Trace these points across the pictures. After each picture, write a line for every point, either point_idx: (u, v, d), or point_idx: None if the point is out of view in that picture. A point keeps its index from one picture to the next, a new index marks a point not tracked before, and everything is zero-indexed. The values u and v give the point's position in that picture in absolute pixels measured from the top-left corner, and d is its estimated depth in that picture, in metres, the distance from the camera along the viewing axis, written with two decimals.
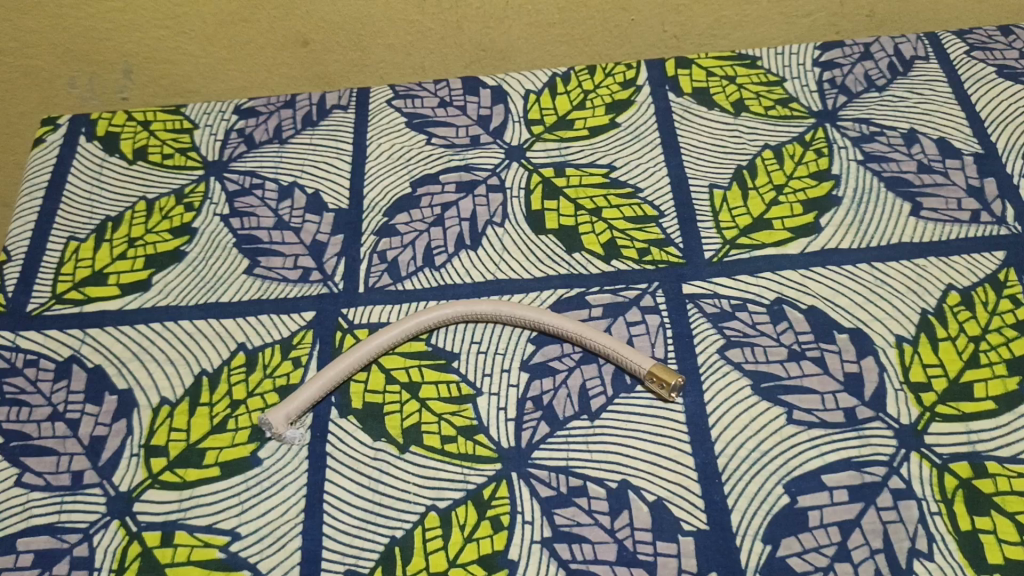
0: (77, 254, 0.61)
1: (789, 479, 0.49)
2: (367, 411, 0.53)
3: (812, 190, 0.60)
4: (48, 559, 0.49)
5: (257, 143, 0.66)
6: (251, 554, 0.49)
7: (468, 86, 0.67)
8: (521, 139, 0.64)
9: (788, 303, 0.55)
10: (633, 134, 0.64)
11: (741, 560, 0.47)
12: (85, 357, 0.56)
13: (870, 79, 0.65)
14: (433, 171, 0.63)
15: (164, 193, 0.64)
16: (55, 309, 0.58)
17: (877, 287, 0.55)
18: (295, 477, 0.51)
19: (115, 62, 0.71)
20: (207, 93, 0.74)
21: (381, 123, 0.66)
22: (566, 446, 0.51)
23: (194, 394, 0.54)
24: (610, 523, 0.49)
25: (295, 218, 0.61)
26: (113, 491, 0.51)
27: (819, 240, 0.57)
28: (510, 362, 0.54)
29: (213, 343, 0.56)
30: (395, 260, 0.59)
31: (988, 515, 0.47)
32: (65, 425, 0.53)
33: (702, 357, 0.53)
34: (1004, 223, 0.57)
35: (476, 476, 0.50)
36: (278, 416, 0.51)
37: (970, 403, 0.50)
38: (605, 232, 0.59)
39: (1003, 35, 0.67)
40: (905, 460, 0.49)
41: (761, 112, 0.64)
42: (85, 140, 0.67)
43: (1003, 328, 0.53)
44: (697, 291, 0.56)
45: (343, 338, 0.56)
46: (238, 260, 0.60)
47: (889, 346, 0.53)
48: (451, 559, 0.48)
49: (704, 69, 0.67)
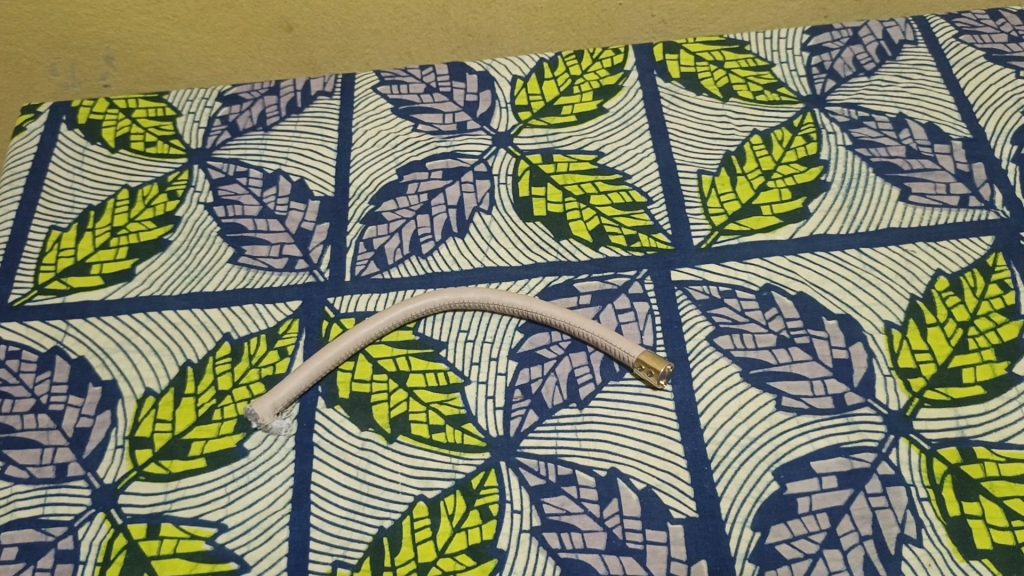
0: (58, 243, 0.60)
1: (778, 466, 0.49)
2: (355, 401, 0.52)
3: (801, 174, 0.59)
4: (32, 553, 0.49)
5: (241, 131, 0.65)
6: (237, 546, 0.48)
7: (455, 72, 0.67)
8: (508, 125, 0.64)
9: (777, 290, 0.55)
10: (621, 120, 0.63)
11: (731, 547, 0.47)
12: (68, 348, 0.55)
13: (859, 64, 0.65)
14: (419, 158, 0.62)
15: (147, 181, 0.63)
16: (37, 299, 0.58)
17: (865, 272, 0.55)
18: (282, 467, 0.51)
19: (96, 48, 0.70)
20: (190, 79, 0.73)
21: (367, 110, 0.65)
22: (555, 435, 0.51)
23: (180, 385, 0.54)
24: (600, 511, 0.48)
25: (280, 207, 0.61)
26: (98, 483, 0.50)
27: (808, 225, 0.57)
28: (498, 351, 0.54)
29: (198, 333, 0.55)
30: (382, 248, 0.58)
31: (977, 500, 0.47)
32: (48, 417, 0.53)
33: (691, 343, 0.53)
34: (992, 208, 0.57)
35: (465, 466, 0.50)
36: (265, 407, 0.50)
37: (959, 389, 0.50)
38: (593, 218, 0.58)
39: (992, 18, 0.67)
40: (893, 446, 0.49)
41: (749, 97, 0.64)
42: (66, 128, 0.66)
43: (992, 313, 0.53)
44: (686, 278, 0.56)
45: (329, 327, 0.55)
46: (222, 249, 0.59)
47: (879, 332, 0.53)
48: (440, 549, 0.48)
49: (692, 53, 0.66)
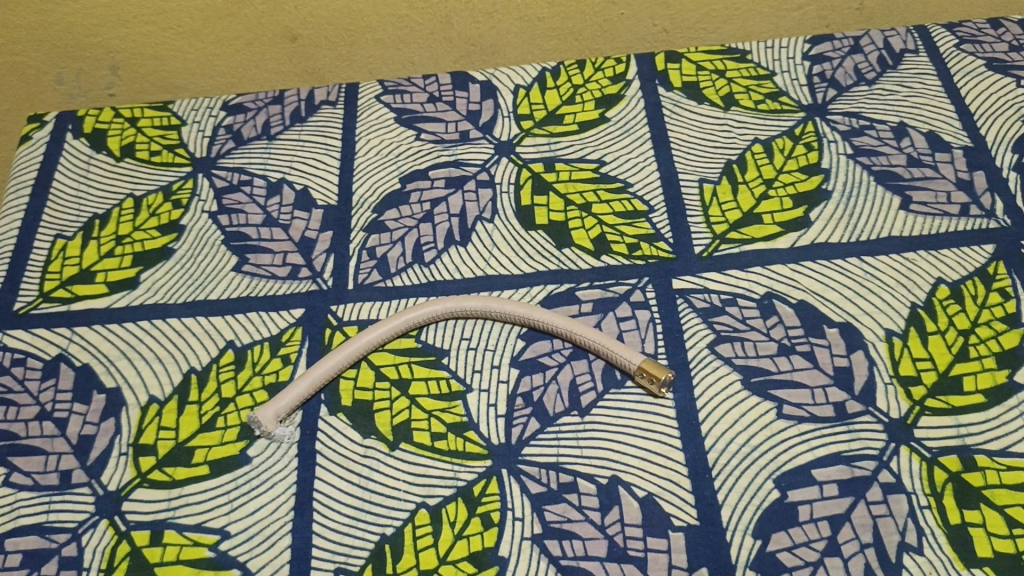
0: (64, 252, 0.61)
1: (779, 474, 0.49)
2: (357, 408, 0.53)
3: (802, 183, 0.60)
4: (37, 559, 0.49)
5: (245, 140, 0.66)
6: (240, 553, 0.49)
7: (458, 82, 0.67)
8: (510, 134, 0.64)
9: (778, 298, 0.55)
10: (622, 129, 0.64)
11: (731, 555, 0.47)
12: (73, 356, 0.56)
13: (860, 73, 0.65)
14: (422, 167, 0.63)
15: (152, 190, 0.63)
16: (42, 307, 0.58)
17: (866, 280, 0.55)
18: (284, 474, 0.51)
19: (102, 58, 0.71)
20: (195, 88, 0.73)
21: (370, 119, 0.66)
22: (556, 442, 0.51)
23: (183, 392, 0.54)
24: (601, 519, 0.49)
25: (283, 215, 0.61)
26: (102, 490, 0.51)
27: (809, 234, 0.57)
28: (500, 359, 0.54)
29: (202, 341, 0.56)
30: (384, 256, 0.59)
31: (978, 508, 0.47)
32: (53, 424, 0.53)
33: (692, 352, 0.53)
34: (993, 217, 0.57)
35: (466, 473, 0.50)
36: (267, 414, 0.51)
37: (959, 397, 0.51)
38: (594, 227, 0.59)
39: (992, 28, 0.67)
40: (894, 454, 0.49)
41: (751, 106, 0.64)
42: (72, 137, 0.67)
43: (992, 321, 0.53)
44: (687, 286, 0.56)
45: (332, 335, 0.55)
46: (226, 257, 0.59)
47: (879, 340, 0.53)
48: (442, 556, 0.48)
49: (693, 63, 0.67)
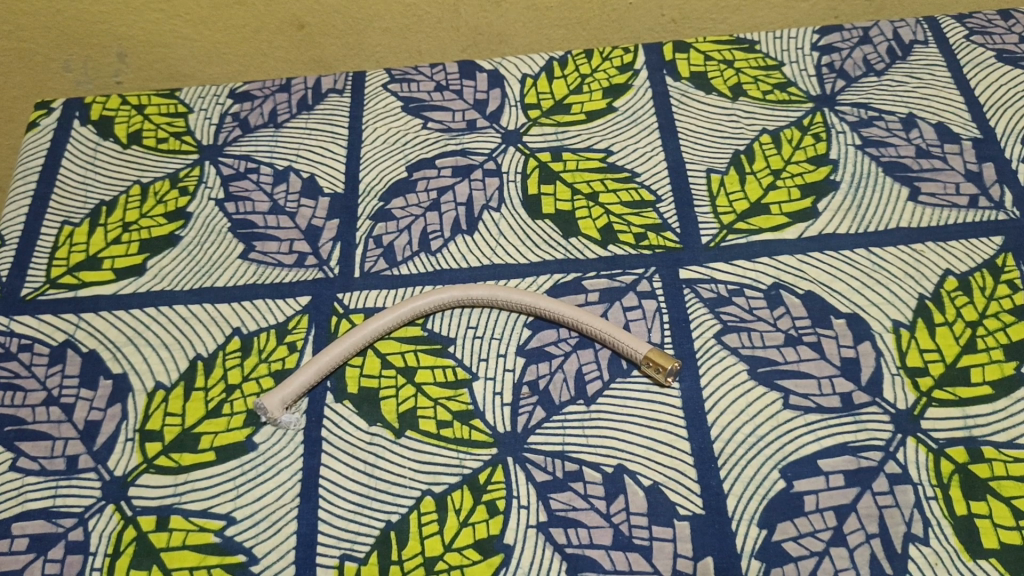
0: (71, 238, 0.61)
1: (785, 463, 0.49)
2: (363, 396, 0.53)
3: (810, 173, 0.59)
4: (43, 543, 0.49)
5: (252, 128, 0.65)
6: (246, 538, 0.49)
7: (465, 70, 0.67)
8: (518, 123, 0.64)
9: (785, 288, 0.55)
10: (630, 118, 0.63)
11: (737, 544, 0.47)
12: (80, 342, 0.56)
13: (869, 64, 0.65)
14: (429, 156, 0.63)
15: (159, 176, 0.63)
16: (50, 293, 0.58)
17: (874, 271, 0.55)
18: (291, 461, 0.51)
19: (109, 45, 0.71)
20: (202, 76, 0.73)
21: (377, 107, 0.66)
22: (562, 431, 0.51)
23: (190, 378, 0.54)
24: (606, 508, 0.49)
25: (290, 203, 0.61)
26: (108, 475, 0.51)
27: (817, 224, 0.57)
28: (506, 347, 0.54)
29: (208, 327, 0.56)
30: (391, 244, 0.59)
31: (985, 499, 0.47)
32: (60, 410, 0.53)
33: (699, 341, 0.53)
34: (1002, 209, 0.57)
35: (472, 461, 0.50)
36: (274, 401, 0.51)
37: (967, 389, 0.50)
38: (601, 217, 0.58)
39: (1003, 19, 0.66)
40: (901, 445, 0.49)
41: (759, 97, 0.64)
42: (79, 124, 0.67)
43: (1001, 313, 0.53)
44: (694, 276, 0.56)
45: (338, 323, 0.55)
46: (232, 245, 0.59)
47: (887, 331, 0.53)
48: (447, 543, 0.48)
49: (702, 53, 0.66)
